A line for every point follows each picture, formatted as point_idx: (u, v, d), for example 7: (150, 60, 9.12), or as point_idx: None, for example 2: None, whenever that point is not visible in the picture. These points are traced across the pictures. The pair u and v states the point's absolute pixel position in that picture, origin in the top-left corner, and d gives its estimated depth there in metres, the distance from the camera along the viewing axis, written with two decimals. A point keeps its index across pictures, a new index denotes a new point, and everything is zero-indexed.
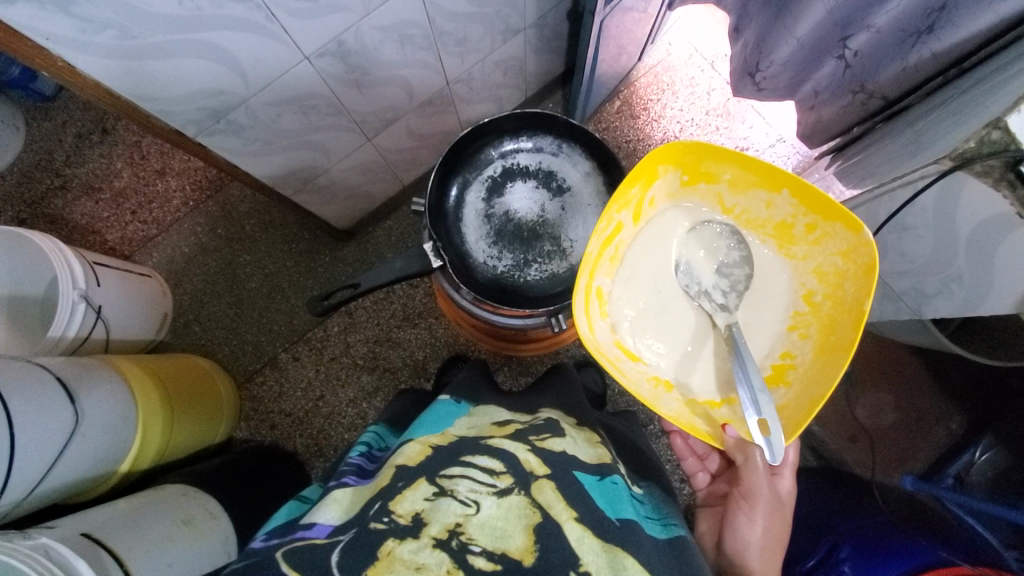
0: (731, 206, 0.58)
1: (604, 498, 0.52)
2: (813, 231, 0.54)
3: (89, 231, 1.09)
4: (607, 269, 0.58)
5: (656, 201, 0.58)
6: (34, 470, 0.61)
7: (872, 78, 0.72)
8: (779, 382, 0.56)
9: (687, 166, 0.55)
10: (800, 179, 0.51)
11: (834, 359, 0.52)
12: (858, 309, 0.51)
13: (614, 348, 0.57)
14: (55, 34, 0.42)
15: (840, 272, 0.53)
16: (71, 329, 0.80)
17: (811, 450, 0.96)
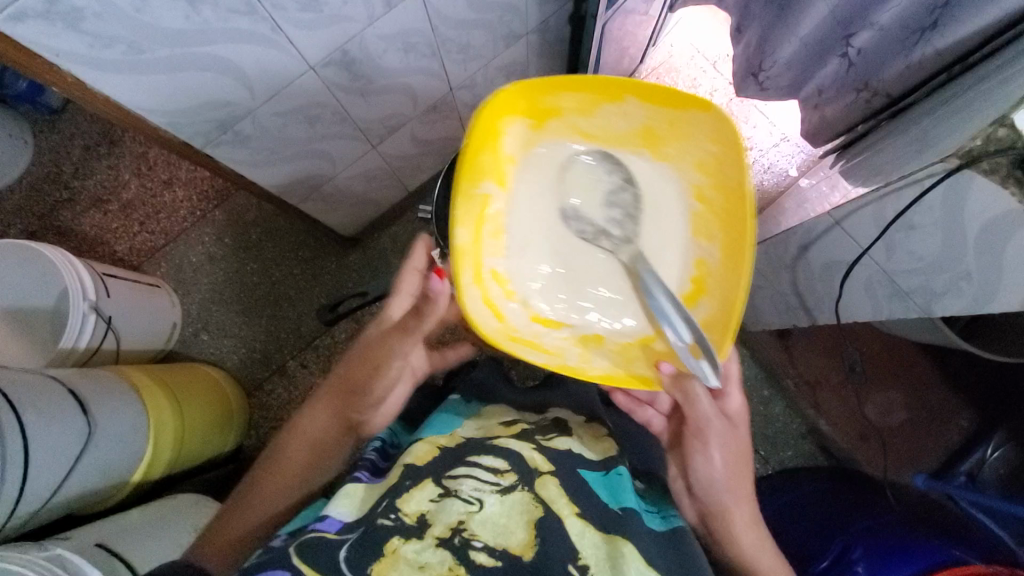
0: (587, 130, 0.62)
1: (607, 490, 0.53)
2: (674, 126, 0.58)
3: (99, 242, 1.10)
4: (495, 249, 0.62)
5: (516, 156, 0.62)
6: (49, 481, 0.62)
7: (876, 76, 0.72)
8: (696, 296, 0.61)
9: (527, 110, 0.59)
10: (639, 83, 0.54)
11: (741, 252, 0.57)
12: (744, 186, 0.55)
13: (527, 333, 0.62)
14: (64, 50, 0.42)
15: (716, 159, 0.57)
16: (82, 341, 0.82)
17: (822, 449, 1.00)
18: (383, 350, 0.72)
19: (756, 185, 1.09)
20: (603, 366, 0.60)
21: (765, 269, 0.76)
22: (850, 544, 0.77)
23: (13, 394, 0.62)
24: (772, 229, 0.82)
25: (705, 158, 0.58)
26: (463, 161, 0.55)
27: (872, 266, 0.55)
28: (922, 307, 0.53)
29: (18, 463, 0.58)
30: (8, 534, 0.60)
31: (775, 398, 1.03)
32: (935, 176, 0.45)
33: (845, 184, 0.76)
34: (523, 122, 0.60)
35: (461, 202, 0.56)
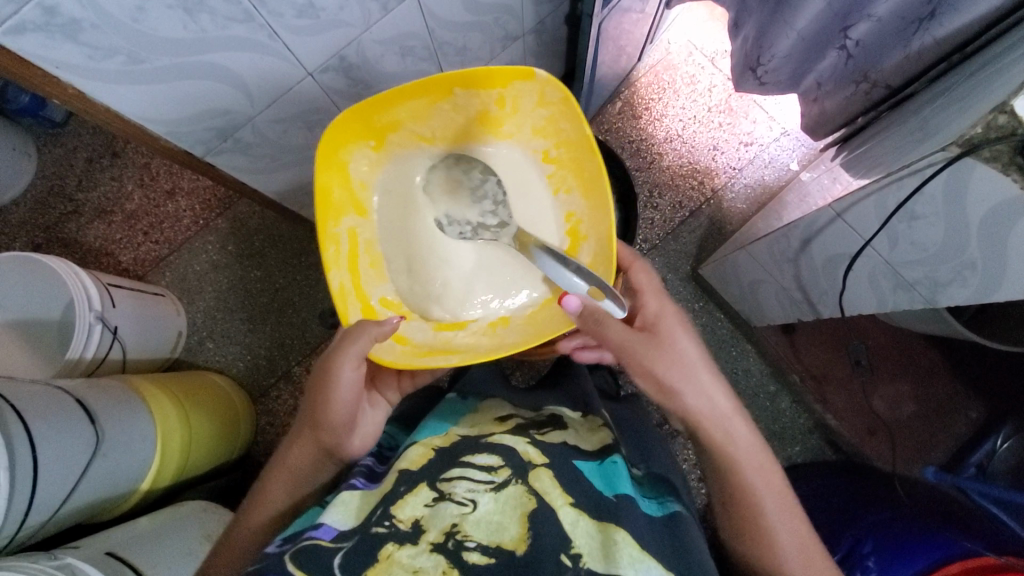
0: (430, 133, 0.62)
1: (602, 480, 0.53)
2: (504, 104, 0.60)
3: (103, 253, 1.11)
4: (376, 278, 0.62)
5: (368, 179, 0.62)
6: (59, 491, 0.63)
7: (875, 67, 0.72)
8: (580, 241, 0.60)
9: (364, 133, 0.59)
10: (456, 73, 0.56)
11: (597, 191, 0.58)
12: (585, 137, 0.57)
13: (439, 342, 0.61)
14: (64, 61, 0.43)
15: (551, 118, 0.59)
16: (89, 351, 0.82)
17: (829, 444, 0.97)
18: (336, 376, 0.56)
19: (758, 180, 1.09)
20: (514, 339, 0.58)
21: (768, 263, 0.75)
22: (861, 537, 0.76)
23: (21, 405, 0.62)
24: (775, 223, 0.82)
25: (541, 122, 0.61)
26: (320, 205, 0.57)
27: (872, 254, 0.54)
28: (927, 298, 0.53)
29: (27, 473, 0.58)
30: (18, 544, 0.60)
31: (782, 393, 1.00)
32: (934, 168, 0.43)
33: (847, 176, 0.75)
34: (365, 145, 0.60)
35: (331, 247, 0.57)
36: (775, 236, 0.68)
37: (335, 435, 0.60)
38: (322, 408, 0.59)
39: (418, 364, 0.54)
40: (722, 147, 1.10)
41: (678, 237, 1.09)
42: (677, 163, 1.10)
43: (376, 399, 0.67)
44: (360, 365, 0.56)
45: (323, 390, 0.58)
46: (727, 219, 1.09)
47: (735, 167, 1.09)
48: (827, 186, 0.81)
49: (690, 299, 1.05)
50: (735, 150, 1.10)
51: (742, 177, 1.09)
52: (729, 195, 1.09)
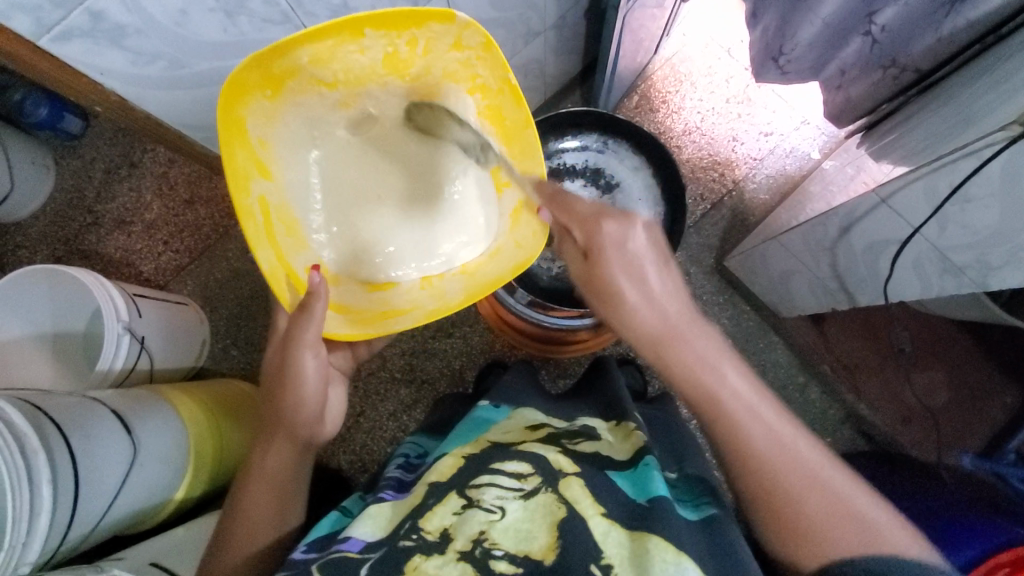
0: (332, 78, 0.52)
1: (636, 487, 0.50)
2: (415, 45, 0.51)
3: (124, 263, 1.11)
4: (296, 246, 0.56)
5: (266, 133, 0.52)
6: (99, 503, 0.62)
7: (904, 52, 0.71)
8: (502, 187, 0.60)
9: (259, 83, 0.49)
10: (370, 13, 0.45)
11: (520, 141, 0.56)
12: (508, 83, 0.52)
13: (381, 304, 0.59)
14: (108, 68, 0.43)
15: (467, 62, 0.52)
16: (117, 362, 0.82)
17: (861, 435, 1.00)
18: (298, 370, 0.57)
19: (779, 170, 1.08)
20: (456, 292, 0.58)
21: (803, 253, 0.74)
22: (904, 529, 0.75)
23: (59, 418, 0.62)
24: (806, 212, 0.81)
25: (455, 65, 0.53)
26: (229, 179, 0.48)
27: (921, 242, 0.53)
28: (977, 283, 0.51)
29: (70, 485, 0.58)
30: (63, 556, 0.60)
31: (812, 383, 1.01)
32: (994, 148, 0.42)
33: (879, 163, 0.74)
34: (259, 95, 0.49)
35: (250, 223, 0.50)
36: (810, 225, 0.68)
37: (310, 424, 0.60)
38: (290, 402, 0.58)
39: (379, 333, 0.55)
40: (742, 137, 1.09)
41: (700, 230, 1.08)
42: (697, 156, 1.09)
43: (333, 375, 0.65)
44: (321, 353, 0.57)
45: (285, 388, 0.58)
46: (750, 210, 1.08)
47: (756, 158, 1.09)
48: (852, 175, 0.80)
49: (715, 293, 1.04)
50: (754, 141, 1.09)
51: (763, 167, 1.09)
52: (750, 185, 1.08)
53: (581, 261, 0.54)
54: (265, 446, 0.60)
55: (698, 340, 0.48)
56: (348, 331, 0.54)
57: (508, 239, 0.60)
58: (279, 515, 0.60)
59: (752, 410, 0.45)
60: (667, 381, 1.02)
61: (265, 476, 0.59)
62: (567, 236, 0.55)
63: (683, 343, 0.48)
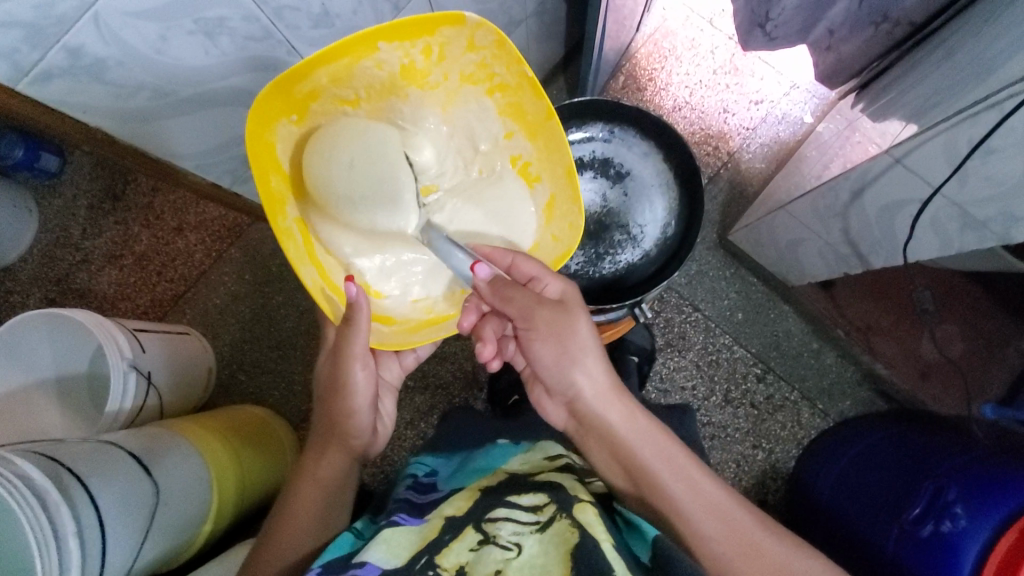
0: (354, 96, 0.54)
1: (637, 536, 0.52)
2: (430, 52, 0.53)
3: (119, 298, 1.08)
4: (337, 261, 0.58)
5: (299, 156, 0.55)
6: (128, 550, 0.61)
7: (895, 6, 0.69)
8: (532, 182, 0.61)
9: (282, 108, 0.51)
10: (381, 27, 0.48)
11: (545, 133, 0.58)
12: (525, 76, 0.54)
13: (424, 309, 0.61)
14: (89, 104, 0.42)
15: (482, 62, 0.55)
16: (127, 400, 0.80)
17: (881, 395, 0.99)
18: (348, 381, 0.59)
19: (772, 138, 1.07)
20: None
21: (811, 221, 0.73)
22: (942, 485, 0.72)
23: (77, 468, 0.60)
24: (808, 178, 0.79)
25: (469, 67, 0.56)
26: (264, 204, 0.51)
27: (942, 202, 0.52)
28: (1000, 235, 0.50)
29: (95, 535, 0.57)
30: None
31: (826, 349, 1.01)
32: (1017, 99, 0.41)
33: (879, 121, 0.73)
34: (285, 121, 0.52)
35: (289, 245, 0.53)
36: (819, 191, 0.67)
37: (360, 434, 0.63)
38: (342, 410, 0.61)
39: (418, 340, 0.58)
40: (732, 108, 1.08)
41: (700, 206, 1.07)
42: (689, 131, 1.08)
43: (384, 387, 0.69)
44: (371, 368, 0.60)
45: (336, 396, 0.61)
46: (747, 181, 1.06)
47: (748, 127, 1.07)
48: (851, 135, 0.79)
49: (720, 268, 1.04)
50: (745, 110, 1.07)
51: (757, 136, 1.07)
52: (745, 156, 1.07)
53: (542, 313, 0.55)
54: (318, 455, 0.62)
55: (629, 411, 0.58)
56: (394, 341, 0.58)
57: (544, 235, 0.62)
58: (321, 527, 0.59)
59: (673, 469, 0.56)
60: (681, 361, 1.01)
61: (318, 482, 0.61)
62: (518, 290, 0.54)
63: (621, 411, 0.58)
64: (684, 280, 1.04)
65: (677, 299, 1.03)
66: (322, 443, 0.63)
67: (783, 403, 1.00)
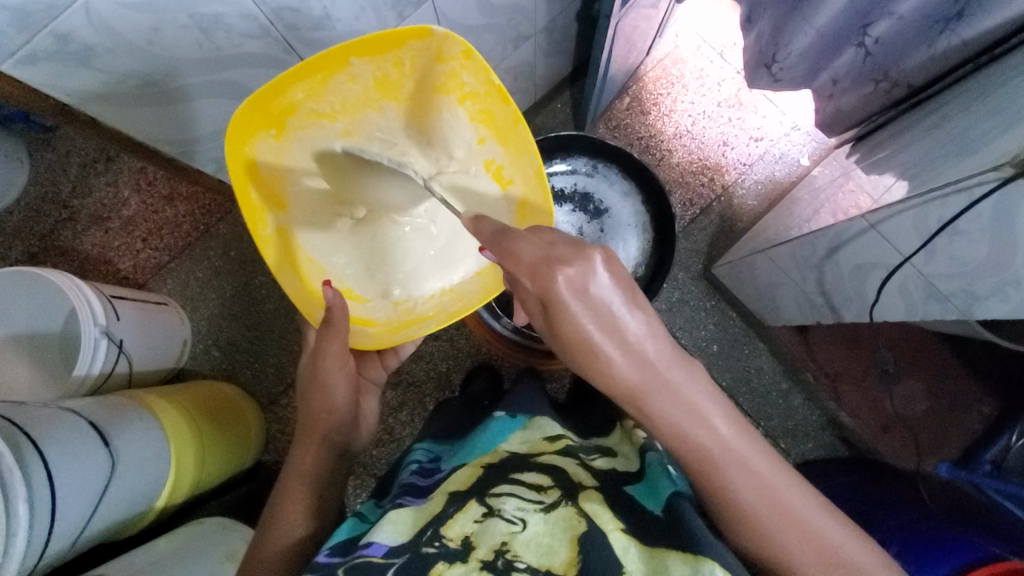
0: (329, 110, 0.56)
1: (652, 497, 0.50)
2: (400, 66, 0.55)
3: (101, 261, 1.08)
4: (320, 269, 0.61)
5: (279, 169, 0.57)
6: (78, 519, 0.61)
7: (896, 66, 0.69)
8: (506, 185, 0.61)
9: (260, 123, 0.53)
10: (351, 43, 0.50)
11: (515, 139, 0.58)
12: (493, 84, 0.54)
13: (404, 313, 0.63)
14: (76, 89, 0.48)
15: (452, 73, 0.55)
16: (95, 367, 0.79)
17: (842, 441, 1.01)
18: (326, 376, 0.58)
19: (767, 176, 1.08)
20: (473, 292, 0.62)
21: (790, 268, 0.75)
22: (886, 539, 0.77)
23: (33, 432, 0.60)
24: (794, 223, 0.81)
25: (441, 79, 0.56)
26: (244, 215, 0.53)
27: (910, 270, 0.54)
28: (963, 310, 0.52)
29: (47, 503, 0.57)
30: (41, 571, 0.59)
31: (794, 390, 1.03)
32: (987, 187, 0.42)
33: (867, 178, 0.74)
34: (265, 135, 0.54)
35: (269, 254, 0.56)
36: (799, 242, 0.69)
37: (342, 427, 0.60)
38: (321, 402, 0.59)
39: (400, 340, 0.59)
40: (732, 142, 1.08)
41: (689, 235, 1.08)
42: (687, 160, 1.09)
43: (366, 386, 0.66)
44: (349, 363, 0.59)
45: (313, 391, 0.59)
46: (738, 215, 1.07)
47: (745, 163, 1.08)
48: (841, 184, 0.80)
49: (702, 298, 1.05)
50: (745, 145, 1.08)
51: (752, 173, 1.08)
52: (739, 191, 1.08)
53: (542, 315, 0.48)
54: (303, 449, 0.58)
55: (689, 392, 0.47)
56: (371, 342, 0.60)
57: None
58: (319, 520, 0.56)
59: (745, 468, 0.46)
60: None
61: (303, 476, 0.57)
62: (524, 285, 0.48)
63: (670, 398, 0.46)
64: (665, 307, 1.05)
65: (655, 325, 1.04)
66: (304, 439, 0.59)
67: None
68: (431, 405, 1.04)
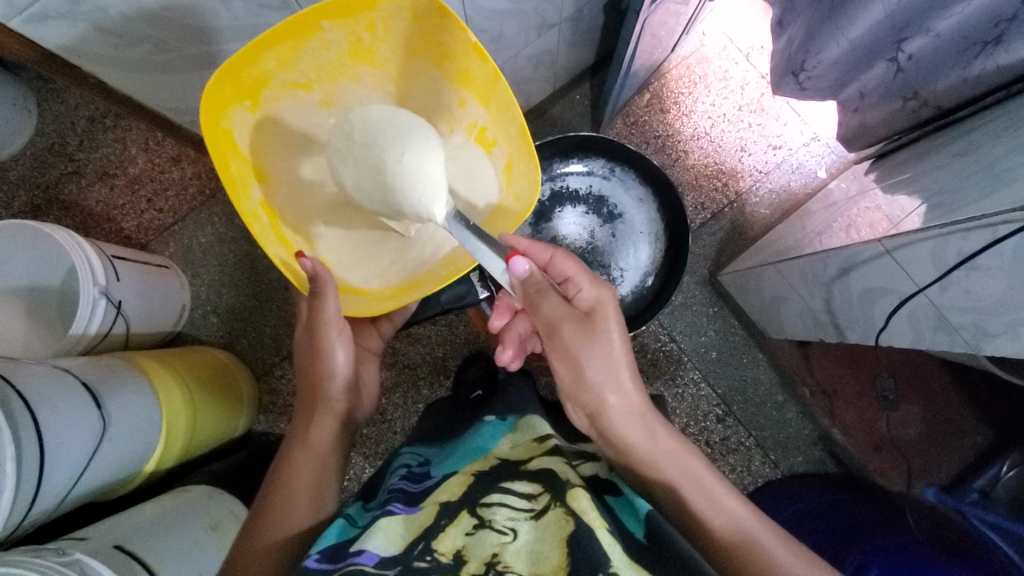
0: (304, 79, 0.55)
1: (630, 512, 0.50)
2: (374, 29, 0.53)
3: (105, 218, 1.07)
4: (307, 243, 0.58)
5: (256, 145, 0.55)
6: (68, 480, 0.62)
7: (927, 86, 0.67)
8: (489, 146, 0.60)
9: (236, 94, 0.51)
10: (319, 5, 0.48)
11: (495, 97, 0.56)
12: (469, 43, 0.53)
13: (398, 277, 0.61)
14: (83, 50, 0.48)
15: (426, 34, 0.54)
16: (93, 327, 0.78)
17: (830, 457, 1.01)
18: (324, 345, 0.60)
19: (783, 186, 1.06)
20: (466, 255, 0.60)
21: (798, 283, 0.75)
22: (865, 562, 0.76)
23: (27, 390, 0.60)
24: (806, 237, 0.80)
25: (415, 41, 0.55)
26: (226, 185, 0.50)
27: (923, 301, 0.53)
28: (970, 344, 0.50)
29: (35, 461, 0.57)
30: (27, 528, 0.60)
31: (789, 403, 1.02)
32: (1010, 228, 0.42)
33: (885, 198, 0.72)
34: (240, 108, 0.52)
35: (256, 226, 0.52)
36: (810, 260, 0.69)
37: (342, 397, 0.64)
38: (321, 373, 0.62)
39: (396, 307, 0.58)
40: (750, 148, 1.06)
41: (698, 239, 1.07)
42: (703, 163, 1.07)
43: (363, 357, 0.72)
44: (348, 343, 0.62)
45: (313, 360, 0.62)
46: (749, 224, 1.06)
47: (762, 171, 1.06)
48: (858, 201, 0.78)
49: (705, 304, 1.04)
50: (763, 153, 1.06)
51: (768, 181, 1.06)
52: (753, 199, 1.06)
53: (570, 321, 0.58)
54: (306, 425, 0.62)
55: (657, 424, 0.60)
56: (367, 309, 0.57)
57: (505, 196, 0.61)
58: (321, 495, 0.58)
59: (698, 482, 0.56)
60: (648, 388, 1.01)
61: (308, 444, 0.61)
62: (551, 295, 0.57)
63: (639, 426, 0.59)
64: (667, 309, 1.04)
65: (656, 327, 1.03)
66: (307, 414, 0.63)
67: (737, 446, 1.00)
68: (425, 389, 1.04)
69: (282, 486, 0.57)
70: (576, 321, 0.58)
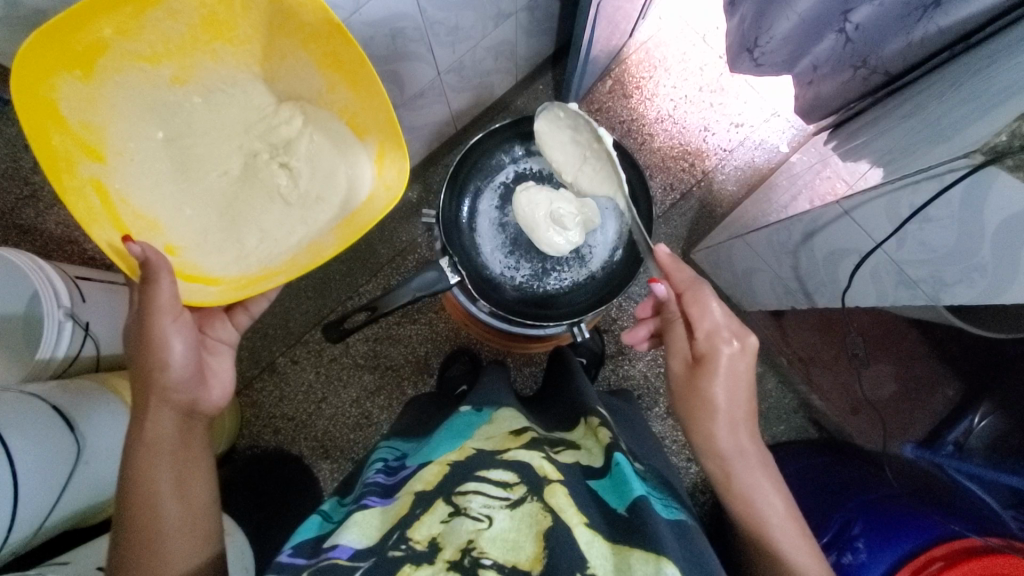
0: (151, 51, 0.49)
1: (615, 493, 0.48)
2: (230, 3, 0.48)
3: (67, 240, 1.04)
4: (152, 226, 0.52)
5: (90, 117, 0.49)
6: (45, 504, 0.61)
7: (874, 53, 0.69)
8: (361, 133, 0.55)
9: (62, 61, 0.45)
10: None
11: (365, 83, 0.51)
12: (332, 23, 0.47)
13: (258, 265, 0.54)
14: None
15: (288, 11, 0.48)
16: (60, 351, 0.76)
17: (813, 423, 1.11)
18: (157, 331, 0.52)
19: (747, 162, 1.09)
20: (331, 245, 0.53)
21: (767, 254, 0.78)
22: (850, 519, 0.86)
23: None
24: (772, 208, 0.82)
25: (279, 19, 0.49)
26: (39, 159, 0.45)
27: (882, 257, 0.55)
28: (931, 296, 0.52)
29: (8, 488, 0.56)
30: (6, 557, 0.59)
31: (768, 374, 1.12)
32: (955, 175, 0.43)
33: (844, 165, 0.74)
34: (67, 77, 0.46)
35: (77, 204, 0.47)
36: (776, 228, 0.72)
37: (186, 389, 0.56)
38: (155, 366, 0.54)
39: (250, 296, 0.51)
40: (713, 127, 1.08)
41: (668, 221, 1.08)
42: (668, 145, 1.08)
43: (213, 346, 0.61)
44: (189, 332, 0.54)
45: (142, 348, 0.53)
46: (717, 201, 1.08)
47: (725, 149, 1.08)
48: (819, 170, 0.80)
49: None
50: (725, 131, 1.08)
51: (732, 158, 1.09)
52: (719, 176, 1.08)
53: (680, 361, 0.59)
54: (141, 418, 0.54)
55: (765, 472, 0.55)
56: (216, 298, 0.51)
57: (377, 186, 0.55)
58: (193, 507, 0.54)
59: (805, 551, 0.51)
60: (630, 370, 1.03)
61: (153, 448, 0.53)
62: (675, 330, 0.60)
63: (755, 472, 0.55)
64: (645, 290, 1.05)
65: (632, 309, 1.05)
66: (140, 406, 0.54)
67: None
68: (409, 390, 1.04)
69: (141, 497, 0.52)
70: (689, 364, 0.58)
